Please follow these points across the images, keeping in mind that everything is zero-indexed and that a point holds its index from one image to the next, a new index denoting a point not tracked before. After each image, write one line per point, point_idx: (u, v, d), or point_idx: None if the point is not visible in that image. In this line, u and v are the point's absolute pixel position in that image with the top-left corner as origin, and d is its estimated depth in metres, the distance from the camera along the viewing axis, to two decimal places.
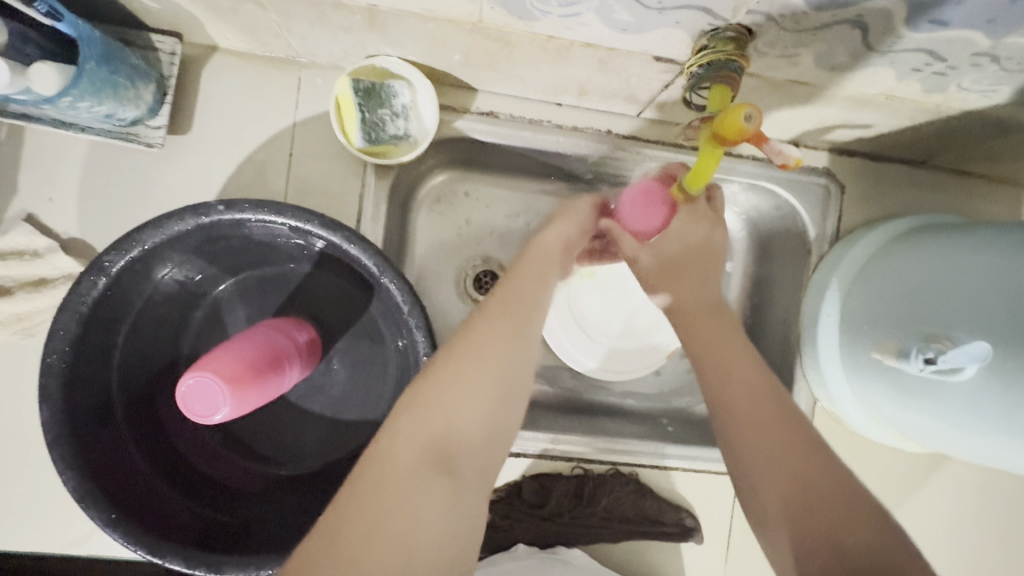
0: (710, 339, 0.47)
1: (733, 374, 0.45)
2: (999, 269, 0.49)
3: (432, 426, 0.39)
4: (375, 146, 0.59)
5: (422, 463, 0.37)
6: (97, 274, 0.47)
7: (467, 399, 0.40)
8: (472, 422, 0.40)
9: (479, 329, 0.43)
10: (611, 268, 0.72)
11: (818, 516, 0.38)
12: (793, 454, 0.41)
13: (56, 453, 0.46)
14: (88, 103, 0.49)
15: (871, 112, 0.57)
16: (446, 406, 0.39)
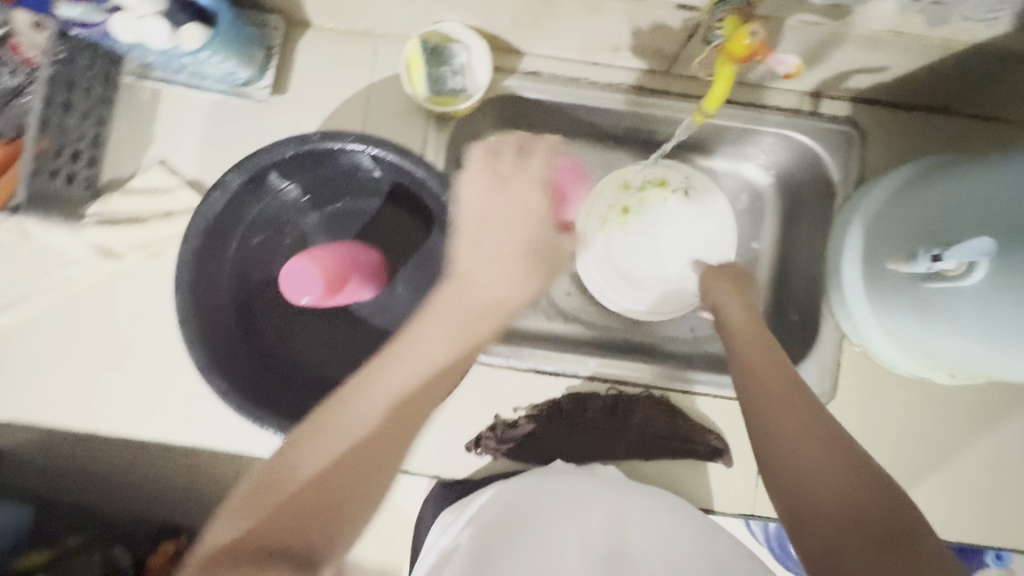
0: (758, 364, 0.54)
1: (765, 377, 0.53)
2: (1018, 179, 0.53)
3: (342, 443, 0.47)
4: (439, 97, 0.69)
5: (335, 471, 0.45)
6: (220, 189, 0.59)
7: (347, 421, 0.48)
8: (344, 459, 0.46)
9: (423, 341, 0.55)
10: (642, 215, 0.82)
11: (828, 492, 0.44)
12: (813, 440, 0.47)
13: (186, 329, 0.58)
14: (218, 58, 0.63)
15: (882, 52, 0.62)
16: (342, 424, 0.48)
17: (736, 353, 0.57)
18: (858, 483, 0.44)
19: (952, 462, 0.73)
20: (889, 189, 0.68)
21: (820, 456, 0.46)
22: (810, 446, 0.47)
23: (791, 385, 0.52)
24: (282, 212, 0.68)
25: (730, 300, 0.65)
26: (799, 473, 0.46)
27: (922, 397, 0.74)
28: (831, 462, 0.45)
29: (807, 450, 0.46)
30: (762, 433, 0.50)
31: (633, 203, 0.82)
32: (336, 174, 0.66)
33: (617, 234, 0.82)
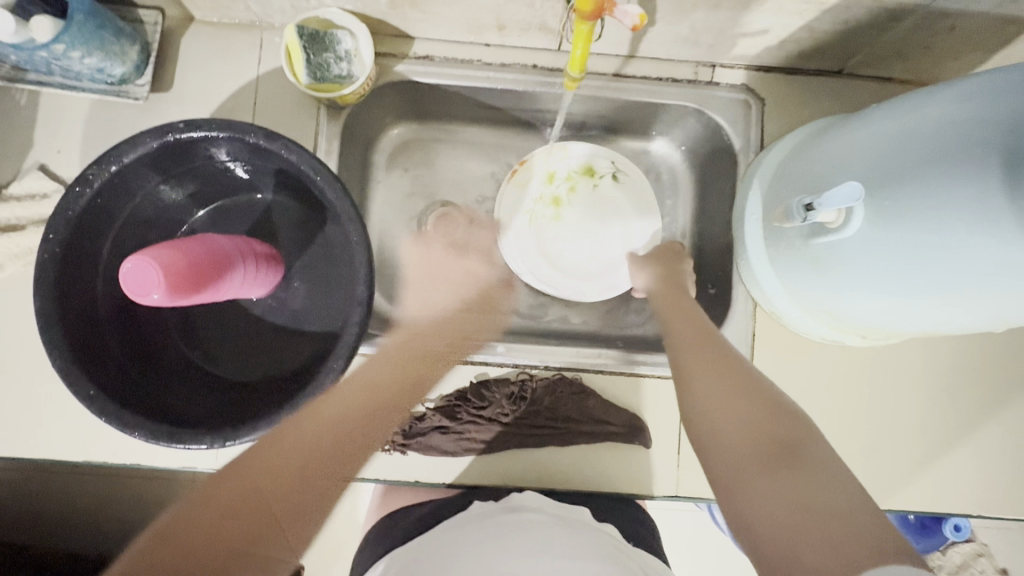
0: (700, 352, 0.55)
1: (694, 377, 0.53)
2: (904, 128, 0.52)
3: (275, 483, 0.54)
4: (321, 84, 0.67)
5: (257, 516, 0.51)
6: (82, 185, 0.56)
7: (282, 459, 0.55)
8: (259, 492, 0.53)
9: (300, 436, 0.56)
10: (573, 203, 0.81)
11: (734, 441, 0.47)
12: (744, 431, 0.47)
13: (47, 334, 0.54)
14: (79, 53, 0.60)
15: (758, 12, 0.62)
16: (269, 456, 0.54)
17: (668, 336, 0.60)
18: (776, 479, 0.42)
19: (874, 425, 0.72)
20: (783, 152, 0.68)
21: (748, 444, 0.46)
22: (742, 427, 0.47)
23: (727, 366, 0.53)
24: (164, 209, 0.66)
25: (661, 281, 0.70)
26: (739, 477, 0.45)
27: (840, 362, 0.73)
28: (754, 452, 0.45)
29: (737, 445, 0.46)
30: (702, 436, 0.49)
31: (564, 192, 0.81)
32: (217, 167, 0.64)
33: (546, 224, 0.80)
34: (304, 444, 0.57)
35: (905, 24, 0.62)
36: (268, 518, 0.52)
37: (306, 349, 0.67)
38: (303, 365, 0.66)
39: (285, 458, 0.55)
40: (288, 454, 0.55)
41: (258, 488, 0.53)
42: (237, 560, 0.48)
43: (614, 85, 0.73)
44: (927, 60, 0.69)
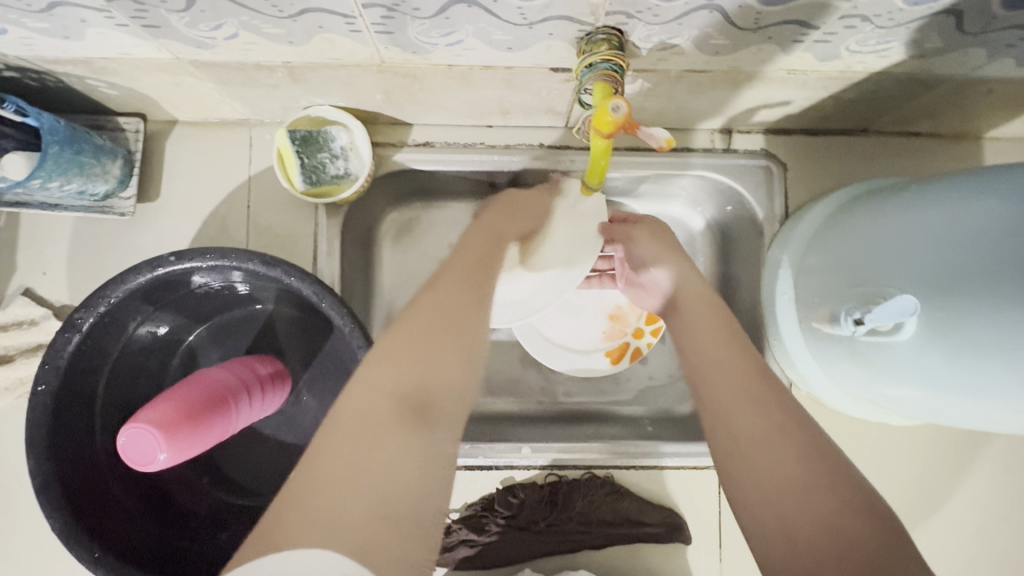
0: (719, 361, 0.44)
1: (729, 407, 0.42)
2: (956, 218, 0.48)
3: (413, 379, 0.37)
4: (318, 187, 0.64)
5: (396, 413, 0.36)
6: (70, 331, 0.52)
7: (448, 368, 0.39)
8: (407, 373, 0.37)
9: (427, 305, 0.40)
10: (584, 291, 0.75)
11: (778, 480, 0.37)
12: (790, 483, 0.37)
13: (43, 498, 0.50)
14: (57, 182, 0.57)
15: (781, 87, 0.58)
16: (430, 361, 0.38)
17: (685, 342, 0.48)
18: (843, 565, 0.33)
19: (923, 500, 0.69)
20: (812, 226, 0.64)
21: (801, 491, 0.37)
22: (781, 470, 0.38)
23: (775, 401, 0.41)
24: (160, 333, 0.62)
25: (658, 252, 0.56)
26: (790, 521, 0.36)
27: (882, 434, 0.70)
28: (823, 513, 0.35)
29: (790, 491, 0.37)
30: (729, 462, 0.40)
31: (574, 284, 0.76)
32: (213, 287, 0.60)
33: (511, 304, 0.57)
34: (439, 322, 0.40)
35: (939, 90, 0.58)
36: (416, 399, 0.37)
37: None
38: None
39: (400, 363, 0.37)
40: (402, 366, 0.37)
41: (403, 381, 0.37)
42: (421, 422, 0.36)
43: (627, 158, 0.69)
44: (959, 117, 0.65)
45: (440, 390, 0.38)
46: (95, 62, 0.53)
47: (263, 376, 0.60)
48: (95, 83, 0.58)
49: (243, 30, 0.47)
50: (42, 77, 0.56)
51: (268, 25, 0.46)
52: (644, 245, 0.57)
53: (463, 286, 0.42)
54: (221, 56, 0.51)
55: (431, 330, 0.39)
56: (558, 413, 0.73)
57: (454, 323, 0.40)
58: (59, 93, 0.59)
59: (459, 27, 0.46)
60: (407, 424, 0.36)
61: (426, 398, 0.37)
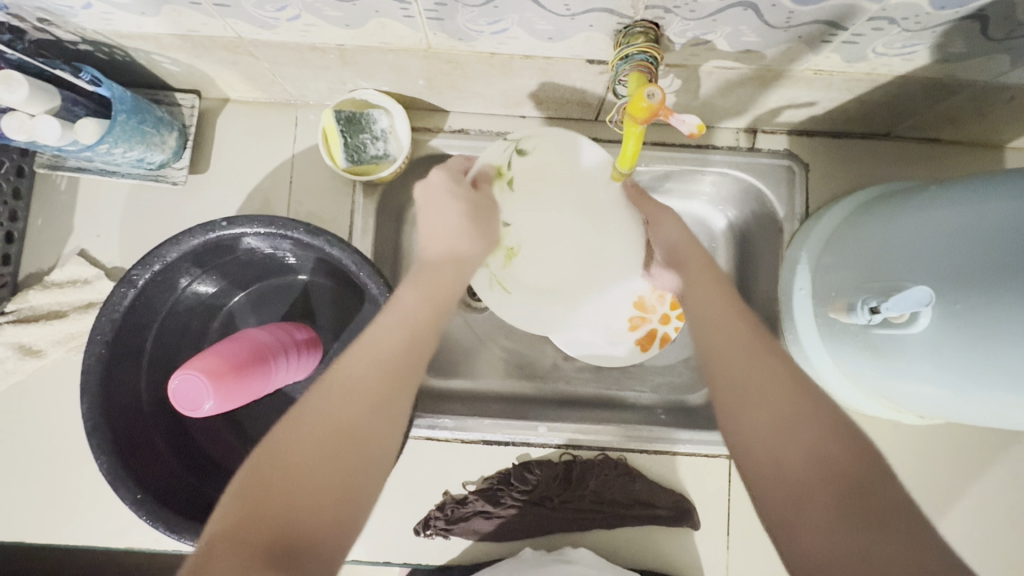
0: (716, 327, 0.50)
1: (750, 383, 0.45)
2: (973, 218, 0.49)
3: (278, 504, 0.39)
4: (358, 166, 0.67)
5: (258, 553, 0.36)
6: (126, 286, 0.55)
7: (319, 459, 0.41)
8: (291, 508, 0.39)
9: (339, 396, 0.43)
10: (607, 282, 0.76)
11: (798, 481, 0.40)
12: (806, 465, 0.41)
13: (94, 440, 0.54)
14: (121, 149, 0.61)
15: (808, 88, 0.60)
16: (298, 470, 0.40)
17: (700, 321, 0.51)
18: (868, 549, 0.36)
19: (930, 503, 0.69)
20: (832, 224, 0.66)
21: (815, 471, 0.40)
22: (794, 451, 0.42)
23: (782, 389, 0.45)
24: (204, 296, 0.65)
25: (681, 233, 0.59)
26: (792, 499, 0.40)
27: (892, 435, 0.71)
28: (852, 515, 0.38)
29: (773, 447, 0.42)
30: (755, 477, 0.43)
31: None
32: (256, 255, 0.64)
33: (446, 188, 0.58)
34: (350, 433, 0.42)
35: (962, 97, 0.60)
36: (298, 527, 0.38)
37: None
38: None
39: (292, 471, 0.40)
40: (283, 498, 0.39)
41: (273, 514, 0.38)
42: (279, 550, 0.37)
43: (655, 151, 0.71)
44: (982, 125, 0.66)
45: (300, 524, 0.39)
46: (164, 38, 0.57)
47: (297, 342, 0.62)
48: (160, 59, 0.62)
49: (305, 12, 0.50)
50: (113, 51, 0.60)
51: (329, 8, 0.50)
52: (669, 226, 0.59)
53: (362, 391, 0.44)
54: (280, 37, 0.55)
55: (309, 452, 0.41)
56: (575, 397, 0.75)
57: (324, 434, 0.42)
58: (126, 67, 0.63)
59: (506, 16, 0.49)
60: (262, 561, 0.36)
61: (286, 530, 0.38)
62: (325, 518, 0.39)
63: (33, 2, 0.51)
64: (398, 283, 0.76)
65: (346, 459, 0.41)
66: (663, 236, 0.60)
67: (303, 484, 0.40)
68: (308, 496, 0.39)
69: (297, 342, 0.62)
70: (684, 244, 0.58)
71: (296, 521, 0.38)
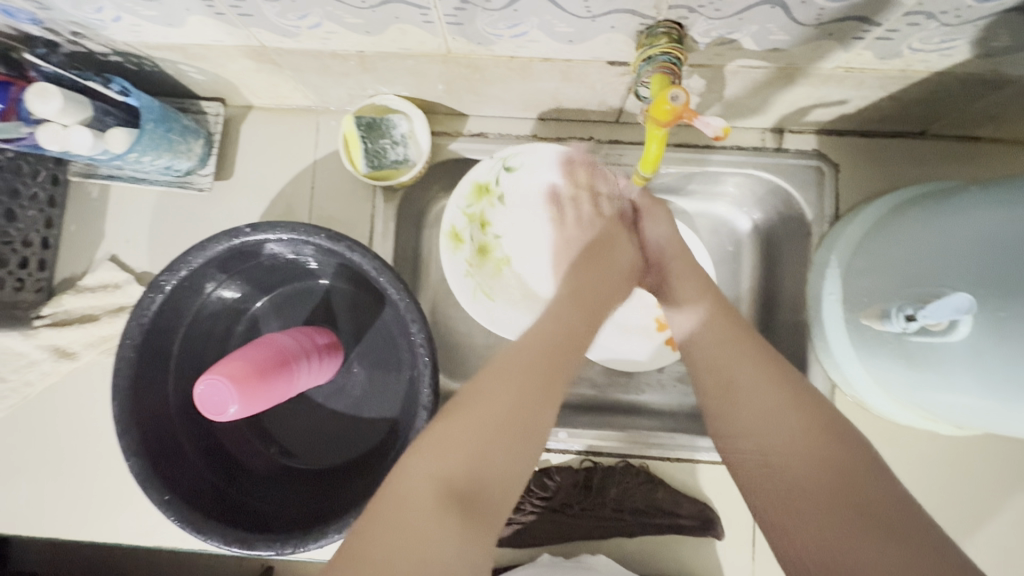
0: (714, 332, 0.55)
1: (741, 389, 0.50)
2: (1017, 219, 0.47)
3: (471, 457, 0.43)
4: (378, 171, 0.67)
5: (443, 497, 0.41)
6: (155, 292, 0.57)
7: (501, 407, 0.46)
8: (472, 449, 0.44)
9: (512, 367, 0.49)
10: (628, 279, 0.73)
11: (799, 479, 0.43)
12: (797, 457, 0.44)
13: (125, 441, 0.55)
14: (150, 157, 0.62)
15: (838, 86, 0.58)
16: (488, 416, 0.45)
17: (694, 337, 0.56)
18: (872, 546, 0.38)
19: (970, 518, 0.66)
20: (864, 227, 0.64)
21: (805, 467, 0.44)
22: (804, 453, 0.44)
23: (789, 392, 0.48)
24: (229, 300, 0.66)
25: (669, 236, 0.65)
26: (788, 491, 0.43)
27: (926, 446, 0.68)
28: (834, 503, 0.41)
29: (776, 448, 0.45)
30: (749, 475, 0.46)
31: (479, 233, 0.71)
32: (279, 260, 0.64)
33: (457, 199, 0.69)
34: (518, 383, 0.48)
35: (1003, 94, 0.57)
36: (474, 470, 0.43)
37: (368, 438, 0.67)
38: (364, 457, 0.66)
39: (475, 420, 0.45)
40: (465, 445, 0.44)
41: (457, 465, 0.43)
42: (472, 494, 0.42)
43: (678, 152, 0.70)
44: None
45: (490, 476, 0.43)
46: (190, 48, 0.58)
47: (320, 346, 0.63)
48: (187, 68, 0.63)
49: (326, 20, 0.51)
50: (142, 61, 0.61)
51: (349, 15, 0.50)
52: (662, 225, 0.65)
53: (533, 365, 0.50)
54: (302, 44, 0.56)
55: (489, 408, 0.46)
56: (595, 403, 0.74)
57: (427, 500, 0.41)
58: (154, 76, 0.65)
59: (526, 19, 0.49)
60: (457, 505, 0.41)
61: (474, 481, 0.42)
62: (506, 463, 0.45)
63: (67, 16, 0.52)
64: (418, 287, 0.76)
65: (521, 421, 0.46)
66: (649, 237, 0.66)
67: (483, 423, 0.45)
68: (492, 448, 0.44)
69: (319, 344, 0.63)
70: (673, 245, 0.64)
71: (488, 473, 0.43)
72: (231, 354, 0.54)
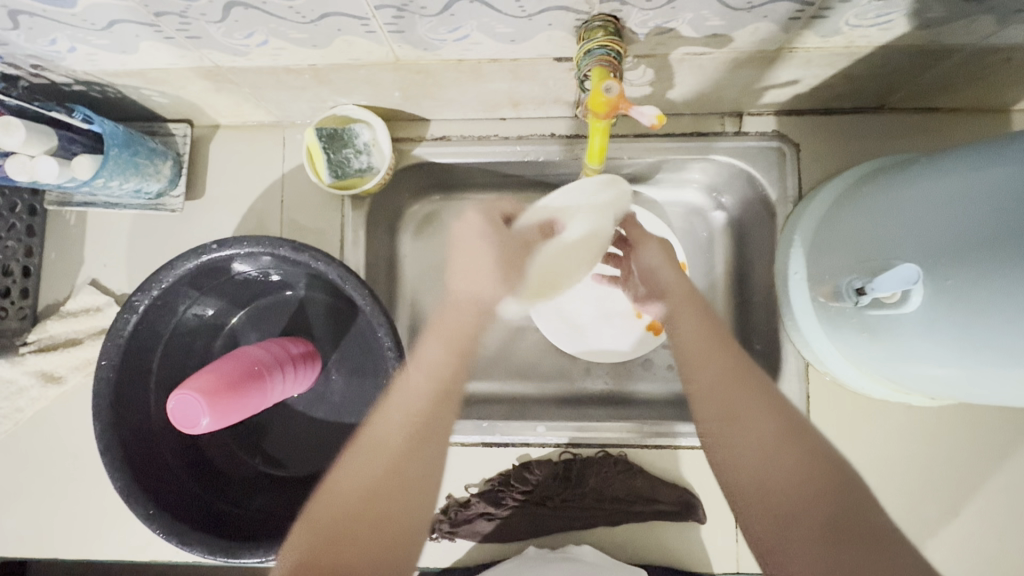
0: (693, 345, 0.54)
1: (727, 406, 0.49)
2: (964, 189, 0.47)
3: (325, 514, 0.49)
4: (343, 180, 0.69)
5: (332, 559, 0.46)
6: (128, 312, 0.58)
7: (347, 470, 0.51)
8: (353, 520, 0.48)
9: (376, 427, 0.53)
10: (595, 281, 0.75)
11: (785, 489, 0.44)
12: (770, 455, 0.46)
13: (108, 460, 0.57)
14: (117, 181, 0.64)
15: (786, 67, 0.58)
16: (342, 481, 0.51)
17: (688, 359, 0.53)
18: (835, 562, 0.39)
19: (949, 487, 0.67)
20: (824, 205, 0.64)
21: (783, 469, 0.45)
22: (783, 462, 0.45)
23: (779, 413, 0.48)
24: (205, 317, 0.68)
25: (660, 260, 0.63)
26: (760, 496, 0.44)
27: (905, 419, 0.68)
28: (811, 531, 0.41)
29: (776, 499, 0.44)
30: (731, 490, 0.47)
31: None
32: (251, 274, 0.66)
33: None
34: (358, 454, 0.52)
35: (952, 63, 0.57)
36: (343, 535, 0.47)
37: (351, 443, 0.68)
38: None
39: (337, 496, 0.50)
40: (318, 517, 0.49)
41: (321, 531, 0.48)
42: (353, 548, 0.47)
43: (639, 143, 0.70)
44: (980, 89, 0.63)
45: (360, 547, 0.47)
46: (148, 73, 0.59)
47: (295, 357, 0.64)
48: (149, 93, 0.65)
49: (272, 37, 0.52)
50: (104, 89, 0.63)
51: (293, 31, 0.51)
52: (649, 252, 0.64)
53: (400, 428, 0.52)
54: (254, 62, 0.57)
55: (359, 465, 0.51)
56: (574, 396, 0.75)
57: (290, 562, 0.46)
58: (119, 102, 0.66)
59: (464, 22, 0.49)
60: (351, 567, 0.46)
61: (344, 540, 0.47)
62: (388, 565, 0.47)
63: (24, 50, 0.54)
64: (394, 292, 0.77)
65: (374, 493, 0.49)
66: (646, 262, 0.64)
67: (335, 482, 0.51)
68: (354, 546, 0.46)
69: (292, 355, 0.64)
70: (664, 267, 0.62)
71: (364, 538, 0.47)
72: (204, 368, 0.55)
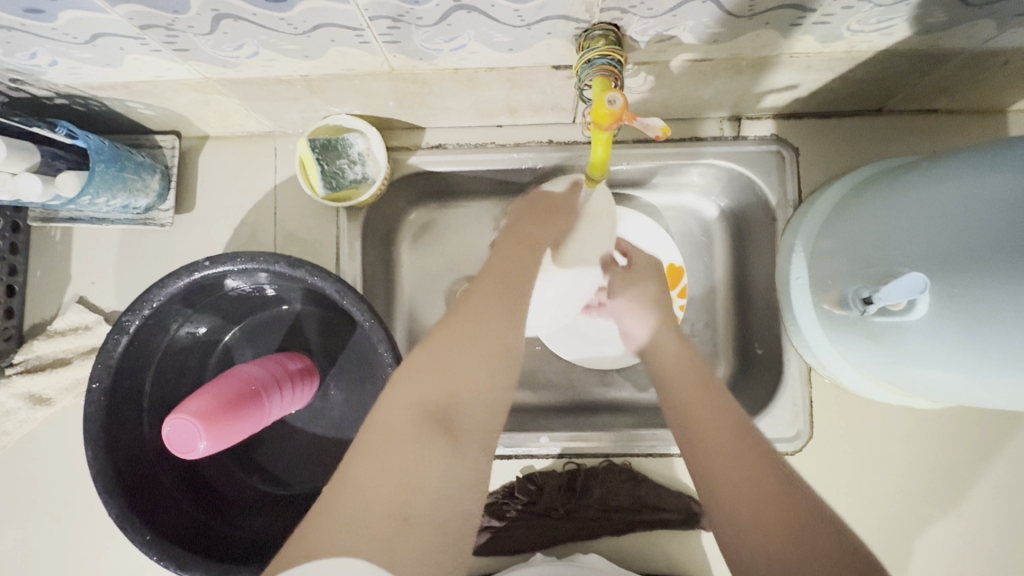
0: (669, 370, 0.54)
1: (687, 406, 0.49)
2: (967, 196, 0.46)
3: (438, 392, 0.44)
4: (338, 192, 0.67)
5: (422, 425, 0.42)
6: (118, 333, 0.56)
7: (465, 367, 0.45)
8: (455, 338, 0.47)
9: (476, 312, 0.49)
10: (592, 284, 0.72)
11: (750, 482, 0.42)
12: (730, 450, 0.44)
13: (101, 486, 0.55)
14: (104, 197, 0.62)
15: (786, 72, 0.58)
16: (451, 371, 0.45)
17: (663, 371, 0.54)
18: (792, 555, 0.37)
19: (952, 487, 0.67)
20: (824, 210, 0.64)
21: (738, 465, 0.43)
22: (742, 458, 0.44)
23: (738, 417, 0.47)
24: (198, 335, 0.66)
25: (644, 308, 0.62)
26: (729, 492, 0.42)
27: (908, 420, 0.68)
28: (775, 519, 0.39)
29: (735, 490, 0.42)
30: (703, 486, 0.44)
31: None
32: (244, 289, 0.64)
33: None
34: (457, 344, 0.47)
35: (951, 66, 0.57)
36: (444, 407, 0.43)
37: None
38: None
39: (434, 371, 0.44)
40: (430, 381, 0.44)
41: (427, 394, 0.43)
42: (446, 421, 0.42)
43: (638, 148, 0.69)
44: (978, 91, 0.63)
45: (465, 402, 0.44)
46: (133, 86, 0.57)
47: (293, 373, 0.63)
48: (135, 105, 0.63)
49: (263, 48, 0.50)
50: (88, 102, 0.61)
51: (285, 42, 0.50)
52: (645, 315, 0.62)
53: (495, 298, 0.50)
54: (244, 73, 0.55)
55: (461, 354, 0.46)
56: (576, 405, 0.74)
57: (399, 426, 0.41)
58: (103, 115, 0.64)
59: (461, 32, 0.48)
60: (436, 435, 0.42)
61: (447, 414, 0.43)
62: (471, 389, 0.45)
63: (3, 64, 0.52)
64: (392, 303, 0.76)
65: (487, 355, 0.47)
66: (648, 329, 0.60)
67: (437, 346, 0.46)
68: (456, 373, 0.45)
69: (290, 370, 0.63)
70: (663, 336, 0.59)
71: (467, 407, 0.44)
72: (201, 390, 0.54)
